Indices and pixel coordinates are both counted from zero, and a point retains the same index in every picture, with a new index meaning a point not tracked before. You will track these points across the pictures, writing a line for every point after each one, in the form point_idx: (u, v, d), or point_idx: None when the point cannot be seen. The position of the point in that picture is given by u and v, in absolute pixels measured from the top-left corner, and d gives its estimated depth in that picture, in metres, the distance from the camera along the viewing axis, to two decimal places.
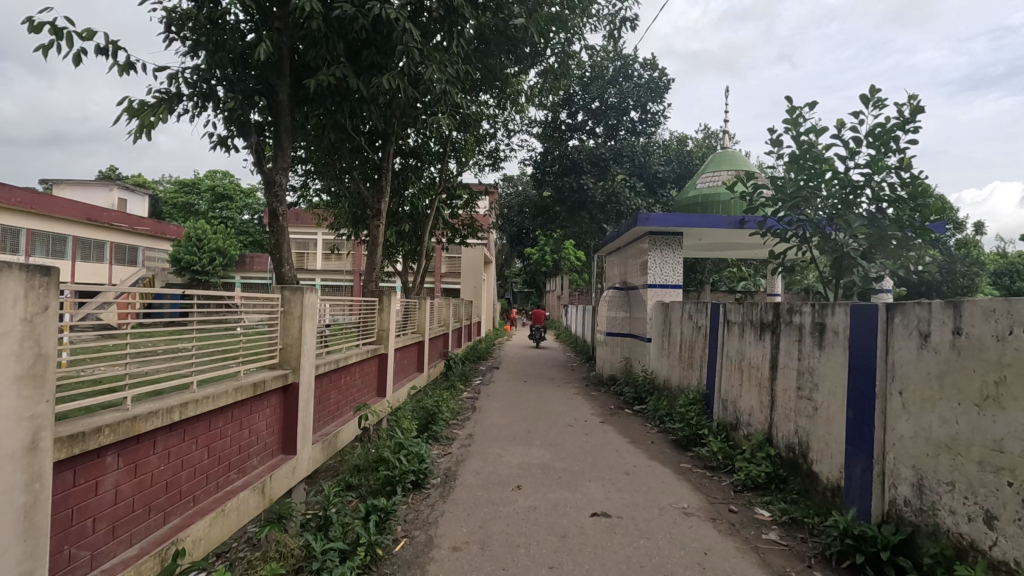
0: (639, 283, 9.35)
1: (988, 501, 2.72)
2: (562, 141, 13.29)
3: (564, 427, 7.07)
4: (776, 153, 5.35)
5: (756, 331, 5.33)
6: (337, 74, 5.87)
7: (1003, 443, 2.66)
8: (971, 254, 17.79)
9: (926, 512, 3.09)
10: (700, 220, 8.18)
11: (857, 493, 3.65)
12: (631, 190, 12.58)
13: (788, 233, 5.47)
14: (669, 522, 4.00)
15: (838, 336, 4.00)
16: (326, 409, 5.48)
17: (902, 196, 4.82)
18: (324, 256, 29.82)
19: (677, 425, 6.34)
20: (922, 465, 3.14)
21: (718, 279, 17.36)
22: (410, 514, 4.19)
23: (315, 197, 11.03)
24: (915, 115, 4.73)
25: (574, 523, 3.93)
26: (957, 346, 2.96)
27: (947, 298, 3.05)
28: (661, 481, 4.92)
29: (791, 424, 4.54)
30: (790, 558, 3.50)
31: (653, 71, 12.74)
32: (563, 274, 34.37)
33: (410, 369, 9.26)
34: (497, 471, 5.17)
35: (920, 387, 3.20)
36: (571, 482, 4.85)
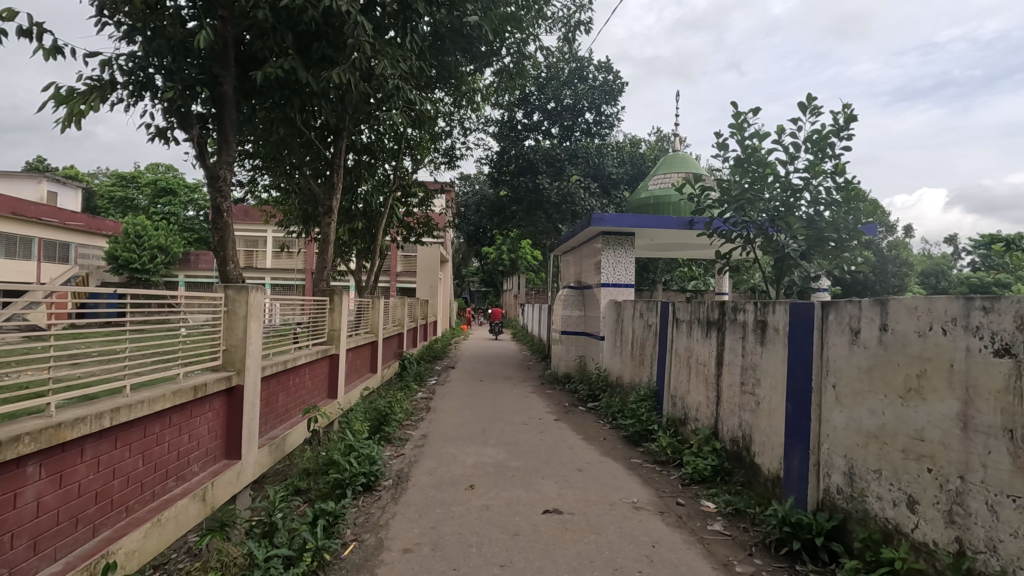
0: (593, 282, 9.50)
1: (910, 487, 2.90)
2: (519, 140, 13.34)
3: (519, 425, 7.11)
4: (722, 156, 5.54)
5: (703, 329, 5.49)
6: (285, 67, 5.69)
7: (923, 432, 2.85)
8: (901, 255, 18.93)
9: (857, 499, 3.27)
10: (651, 221, 8.40)
11: (794, 482, 3.82)
12: (586, 191, 12.75)
13: (733, 234, 5.67)
14: (620, 517, 4.07)
15: (778, 333, 4.17)
16: (273, 411, 5.30)
17: (838, 199, 5.08)
18: (274, 255, 28.91)
19: (628, 421, 6.47)
20: (853, 455, 3.32)
21: (669, 278, 17.88)
22: (360, 517, 4.10)
23: (264, 193, 10.66)
24: (849, 123, 5.00)
25: (526, 521, 3.95)
26: (884, 341, 3.14)
27: (876, 296, 3.23)
28: (612, 477, 5.01)
29: (736, 418, 4.71)
30: (733, 547, 3.63)
31: (607, 74, 12.97)
32: (520, 272, 34.61)
33: (363, 370, 9.08)
34: (451, 471, 5.15)
35: (852, 380, 3.38)
36: (525, 480, 4.88)
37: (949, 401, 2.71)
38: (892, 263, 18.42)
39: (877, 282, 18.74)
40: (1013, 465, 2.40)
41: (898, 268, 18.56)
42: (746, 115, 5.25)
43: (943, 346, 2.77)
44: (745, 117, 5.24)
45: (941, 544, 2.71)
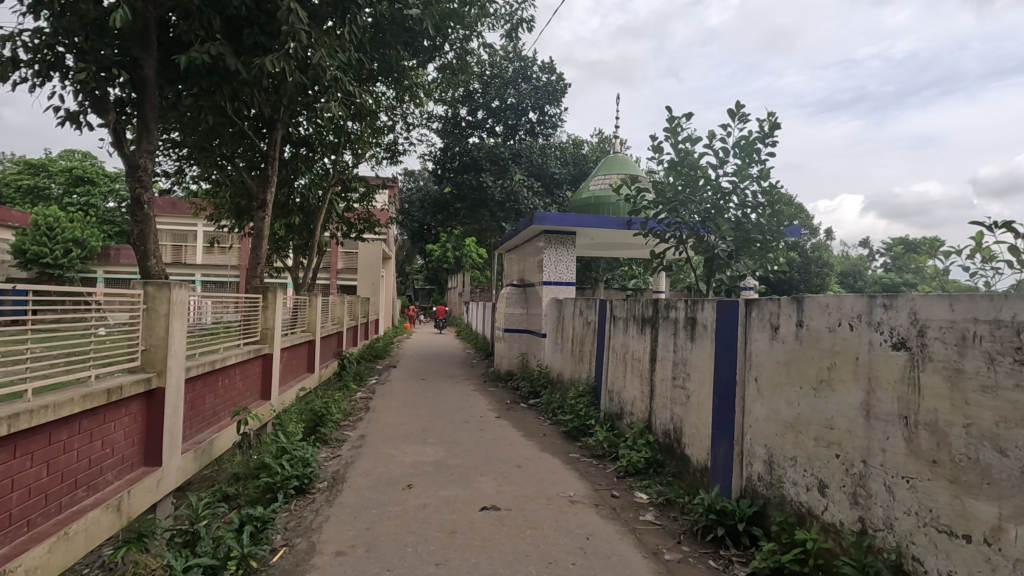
0: (535, 280, 9.60)
1: (821, 472, 3.11)
2: (463, 138, 13.28)
3: (460, 423, 7.09)
4: (657, 159, 5.73)
5: (639, 326, 5.66)
6: (212, 52, 5.40)
7: (832, 421, 3.06)
8: (823, 257, 20.26)
9: (775, 485, 3.48)
10: (592, 220, 8.58)
11: (720, 471, 4.01)
12: (529, 190, 12.85)
13: (667, 234, 5.87)
14: (556, 511, 4.14)
15: (707, 329, 4.36)
16: (199, 414, 5.03)
17: (763, 202, 5.37)
18: (204, 250, 27.50)
19: (568, 416, 6.59)
20: (772, 444, 3.52)
21: (612, 277, 18.26)
22: (291, 521, 3.97)
23: (193, 184, 10.11)
24: (773, 131, 5.29)
25: (463, 519, 3.95)
26: (800, 336, 3.35)
27: (793, 294, 3.43)
28: (550, 472, 5.09)
29: (668, 412, 4.88)
30: (663, 536, 3.77)
31: (550, 75, 13.14)
32: (465, 270, 34.54)
33: (299, 370, 8.78)
34: (388, 471, 5.06)
35: (772, 374, 3.58)
36: (464, 478, 4.88)
37: (855, 391, 2.93)
38: (815, 263, 19.83)
39: (802, 282, 20.07)
40: (908, 449, 2.62)
41: (819, 269, 19.96)
42: (680, 120, 5.43)
43: (850, 340, 2.99)
44: (679, 122, 5.43)
45: (847, 524, 2.92)
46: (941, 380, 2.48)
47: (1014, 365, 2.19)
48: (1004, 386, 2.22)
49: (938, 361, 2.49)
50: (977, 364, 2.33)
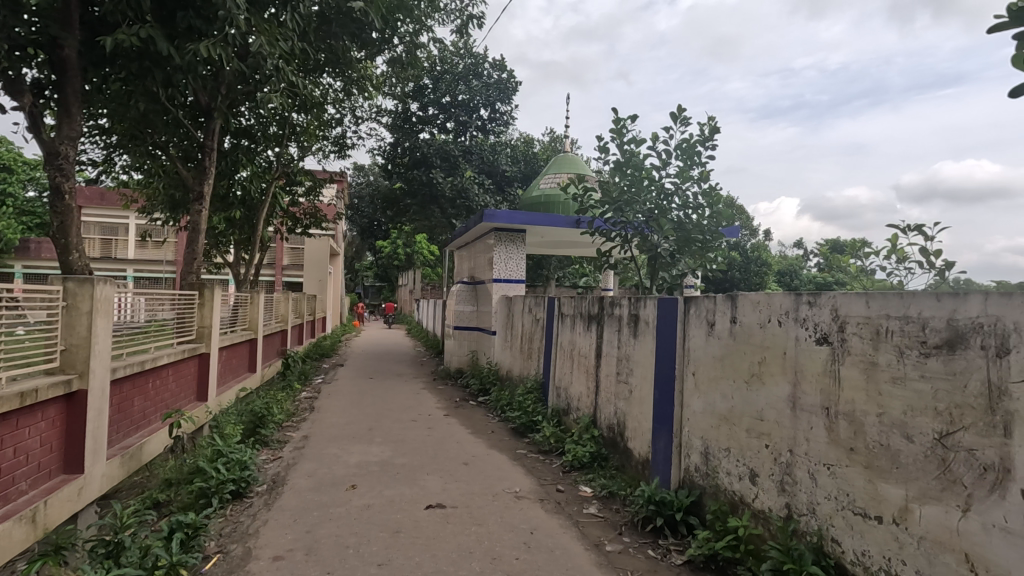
0: (485, 277, 9.60)
1: (752, 461, 3.27)
2: (413, 133, 13.12)
3: (407, 421, 7.02)
4: (603, 159, 5.84)
5: (585, 323, 5.76)
6: (142, 35, 5.10)
7: (762, 413, 3.22)
8: (761, 256, 21.28)
9: (710, 476, 3.62)
10: (541, 218, 8.65)
11: (660, 464, 4.14)
12: (480, 187, 12.84)
13: (613, 233, 6.00)
14: (502, 507, 4.17)
15: (649, 326, 4.48)
16: (126, 418, 4.76)
17: (702, 203, 5.58)
18: (137, 245, 25.99)
19: (516, 413, 6.65)
20: (708, 436, 3.67)
21: (562, 275, 18.47)
22: (227, 527, 3.82)
23: (122, 174, 9.52)
24: (713, 134, 5.50)
25: (408, 517, 3.92)
26: (733, 332, 3.49)
27: (728, 292, 3.58)
28: (497, 469, 5.12)
29: (612, 406, 4.99)
30: (605, 528, 3.86)
31: (501, 72, 13.18)
32: (416, 267, 34.15)
33: (239, 370, 8.43)
34: (332, 472, 4.95)
35: (708, 368, 3.72)
36: (410, 477, 4.83)
37: (783, 384, 3.09)
38: (753, 262, 20.94)
39: (741, 280, 21.10)
40: (828, 438, 2.78)
41: (758, 268, 20.99)
42: (626, 122, 5.56)
43: (778, 336, 3.14)
44: (624, 123, 5.55)
45: (775, 510, 3.08)
46: (857, 373, 2.65)
47: (920, 358, 2.36)
48: (912, 377, 2.39)
49: (856, 354, 2.65)
50: (889, 358, 2.50)
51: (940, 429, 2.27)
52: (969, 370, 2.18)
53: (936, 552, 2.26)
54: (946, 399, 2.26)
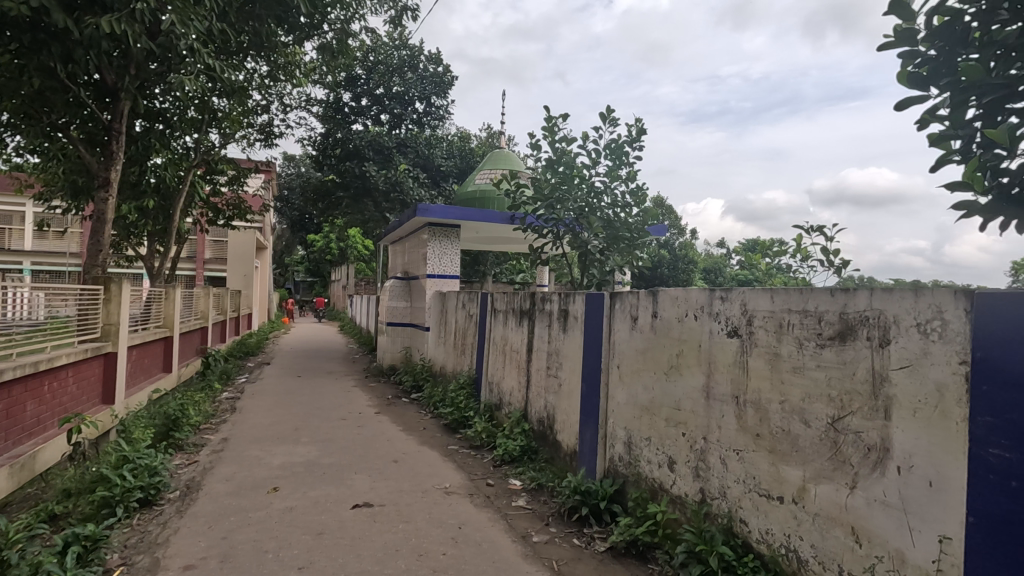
0: (418, 272, 9.48)
1: (670, 449, 3.42)
2: (345, 124, 12.73)
3: (336, 420, 6.82)
4: (535, 156, 5.91)
5: (516, 318, 5.81)
6: (33, 4, 4.66)
7: (680, 403, 3.37)
8: (689, 254, 22.34)
9: (633, 464, 3.77)
10: (476, 213, 8.64)
11: (586, 455, 4.26)
12: (414, 181, 12.65)
13: (545, 230, 6.08)
14: (430, 503, 4.15)
15: (577, 320, 4.58)
16: (17, 424, 4.34)
17: (630, 202, 5.77)
18: (35, 235, 23.71)
19: (448, 409, 6.63)
20: (631, 426, 3.80)
21: (498, 271, 18.50)
22: (132, 538, 3.57)
23: (15, 156, 8.64)
24: (640, 135, 5.69)
25: (333, 518, 3.81)
26: (654, 326, 3.64)
27: (649, 287, 3.71)
28: (427, 465, 5.09)
29: (542, 400, 5.07)
30: (533, 519, 3.93)
31: (437, 66, 13.08)
32: (350, 262, 33.24)
33: (153, 370, 7.89)
34: (252, 475, 4.73)
35: (632, 362, 3.85)
36: (336, 477, 4.70)
37: (698, 375, 3.25)
38: (681, 260, 21.95)
39: (670, 277, 22.01)
40: (738, 425, 2.96)
41: (686, 265, 22.10)
42: (557, 120, 5.65)
43: (694, 329, 3.30)
44: (556, 122, 5.64)
45: (690, 494, 3.24)
46: (763, 363, 2.83)
47: (816, 348, 2.55)
48: (809, 367, 2.58)
49: (762, 346, 2.83)
50: (790, 348, 2.68)
51: (833, 414, 2.47)
52: (857, 359, 2.37)
53: (828, 527, 2.46)
54: (838, 386, 2.45)
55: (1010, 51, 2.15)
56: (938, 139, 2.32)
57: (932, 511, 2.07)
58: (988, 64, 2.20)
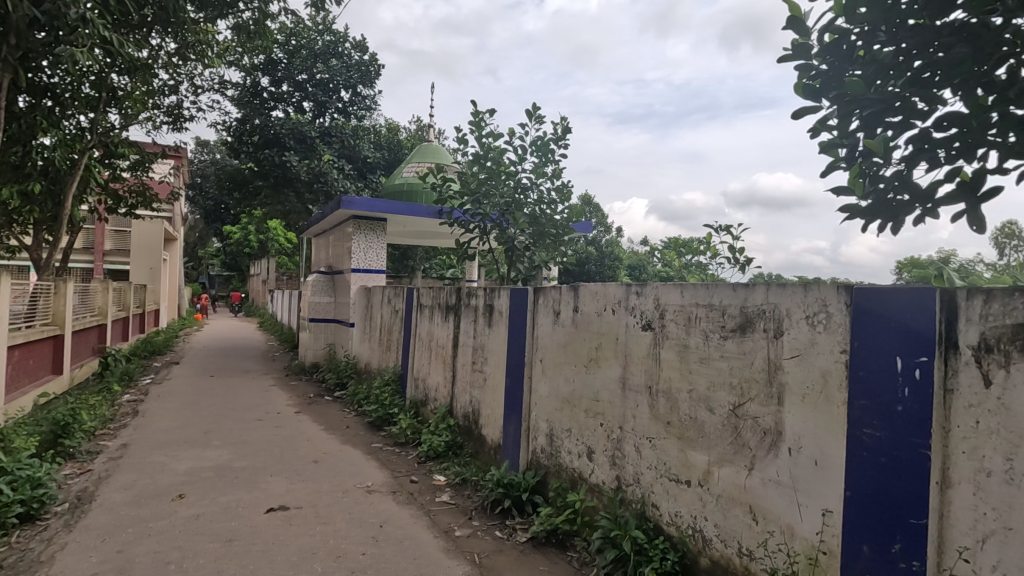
0: (343, 267, 9.18)
1: (589, 439, 3.54)
2: (263, 110, 12.08)
3: (251, 421, 6.48)
4: (462, 150, 5.89)
5: (442, 313, 5.76)
6: None
7: (598, 395, 3.48)
8: (615, 251, 23.10)
9: (554, 455, 3.86)
10: (402, 207, 8.48)
11: (510, 448, 4.31)
12: (339, 172, 12.22)
13: (471, 224, 6.07)
14: (351, 503, 4.05)
15: (502, 315, 4.61)
16: None
17: (555, 199, 5.88)
18: None
19: (372, 407, 6.48)
20: (552, 419, 3.89)
21: (428, 266, 18.29)
22: (10, 558, 3.23)
23: None
24: (565, 134, 5.81)
25: (244, 524, 3.63)
26: (575, 320, 3.73)
27: (571, 282, 3.80)
28: (349, 464, 4.96)
29: (467, 395, 5.07)
30: (456, 514, 3.93)
31: (363, 54, 12.71)
32: (270, 255, 31.64)
33: (40, 372, 7.14)
34: (155, 482, 4.40)
35: (554, 355, 3.94)
36: (250, 480, 4.48)
37: (615, 367, 3.37)
38: (607, 257, 22.66)
39: (597, 273, 22.66)
40: (651, 414, 3.10)
41: (611, 262, 22.83)
42: (484, 116, 5.65)
43: (612, 323, 3.42)
44: (482, 117, 5.64)
45: (607, 482, 3.37)
46: (673, 354, 2.98)
47: (720, 339, 2.72)
48: (713, 357, 2.75)
49: (673, 338, 2.98)
50: (698, 340, 2.84)
51: (734, 401, 2.64)
52: (755, 349, 2.55)
53: (729, 507, 2.63)
54: (738, 375, 2.62)
55: (888, 70, 2.37)
56: (828, 147, 2.53)
57: (817, 487, 2.26)
58: (871, 80, 2.42)
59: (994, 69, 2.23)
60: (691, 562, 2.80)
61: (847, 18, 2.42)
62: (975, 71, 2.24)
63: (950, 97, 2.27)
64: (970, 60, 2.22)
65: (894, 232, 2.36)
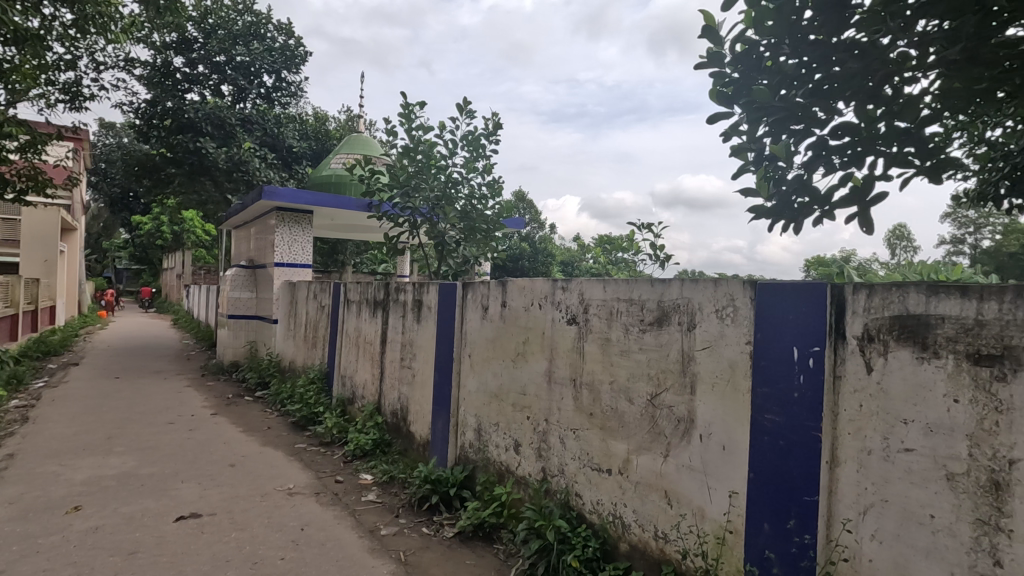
0: (265, 261, 8.76)
1: (516, 433, 3.58)
2: (176, 92, 11.27)
3: (162, 425, 6.06)
4: (391, 142, 5.77)
5: (370, 309, 5.63)
6: None
7: (525, 389, 3.53)
8: (547, 247, 23.47)
9: (482, 450, 3.88)
10: (329, 199, 8.20)
11: (438, 444, 4.28)
12: (261, 161, 11.63)
13: (401, 218, 5.96)
14: (271, 506, 3.88)
15: (431, 311, 4.57)
16: None
17: (486, 194, 5.88)
18: None
19: (296, 406, 6.24)
20: (481, 413, 3.90)
21: (358, 261, 17.80)
22: None
23: None
24: (496, 129, 5.83)
25: (150, 534, 3.39)
26: (503, 315, 3.76)
27: (499, 278, 3.82)
28: (269, 467, 4.75)
29: (396, 392, 4.99)
30: (383, 513, 3.86)
31: (288, 38, 12.17)
32: (185, 248, 29.63)
33: None
34: (46, 495, 4.03)
35: (481, 350, 3.95)
36: (158, 487, 4.19)
37: (541, 362, 3.43)
38: (540, 253, 22.97)
39: (530, 268, 22.91)
40: (575, 406, 3.18)
41: (544, 258, 23.15)
42: (414, 108, 5.56)
43: (538, 318, 3.47)
44: (412, 109, 5.55)
45: (533, 474, 3.43)
46: (597, 347, 3.06)
47: (639, 332, 2.83)
48: (633, 350, 2.85)
49: (596, 332, 3.07)
50: (619, 333, 2.94)
51: (651, 391, 2.75)
52: (670, 342, 2.67)
53: (647, 493, 2.74)
54: (656, 366, 2.74)
55: (790, 80, 2.55)
56: (738, 151, 2.69)
57: (724, 470, 2.41)
58: (776, 89, 2.59)
59: (879, 84, 2.46)
60: (612, 547, 2.90)
61: (756, 29, 2.56)
62: (865, 86, 2.46)
63: (844, 109, 2.48)
64: (861, 75, 2.43)
65: (795, 232, 2.56)
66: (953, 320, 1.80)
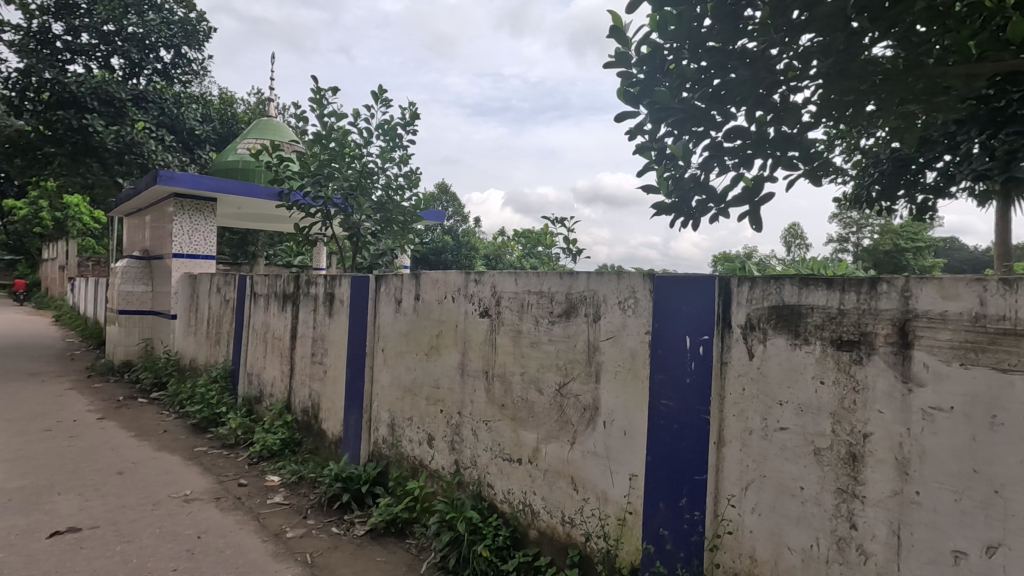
0: (162, 251, 8.08)
1: (429, 426, 3.56)
2: (55, 63, 10.11)
3: (37, 433, 5.46)
4: (302, 128, 5.51)
5: (279, 303, 5.35)
6: None
7: (438, 382, 3.51)
8: (471, 240, 23.38)
9: (395, 445, 3.82)
10: (234, 186, 7.70)
11: (350, 440, 4.17)
12: (159, 143, 10.70)
13: (313, 208, 5.71)
14: (163, 515, 3.61)
15: (342, 304, 4.42)
16: None
17: (402, 185, 5.76)
18: None
19: (197, 407, 5.83)
20: (394, 408, 3.84)
21: (271, 253, 16.88)
22: None
23: None
24: (413, 119, 5.72)
25: (15, 555, 3.04)
26: (416, 309, 3.71)
27: (412, 270, 3.76)
28: (163, 473, 4.41)
29: (306, 389, 4.79)
30: (289, 515, 3.71)
31: (188, 11, 11.29)
32: (70, 237, 26.71)
33: None
34: None
35: (395, 344, 3.88)
36: (28, 502, 3.77)
37: (454, 355, 3.42)
38: (464, 246, 22.88)
39: (453, 261, 22.72)
40: (487, 398, 3.20)
41: (468, 251, 23.06)
42: (326, 94, 5.34)
43: (451, 311, 3.46)
44: (325, 96, 5.34)
45: (446, 467, 3.43)
46: (508, 339, 3.10)
47: (549, 324, 2.89)
48: (543, 341, 2.91)
49: (507, 324, 3.10)
50: (530, 325, 2.99)
51: (560, 381, 2.83)
52: (577, 332, 2.75)
53: (555, 479, 2.81)
54: (564, 356, 2.81)
55: (689, 83, 2.69)
56: (643, 149, 2.80)
57: (625, 454, 2.52)
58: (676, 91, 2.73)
59: (767, 91, 2.65)
60: (521, 535, 2.96)
61: (659, 33, 2.68)
62: (754, 92, 2.64)
63: (736, 113, 2.65)
64: (751, 83, 2.61)
65: (692, 228, 2.71)
66: (820, 309, 1.98)
